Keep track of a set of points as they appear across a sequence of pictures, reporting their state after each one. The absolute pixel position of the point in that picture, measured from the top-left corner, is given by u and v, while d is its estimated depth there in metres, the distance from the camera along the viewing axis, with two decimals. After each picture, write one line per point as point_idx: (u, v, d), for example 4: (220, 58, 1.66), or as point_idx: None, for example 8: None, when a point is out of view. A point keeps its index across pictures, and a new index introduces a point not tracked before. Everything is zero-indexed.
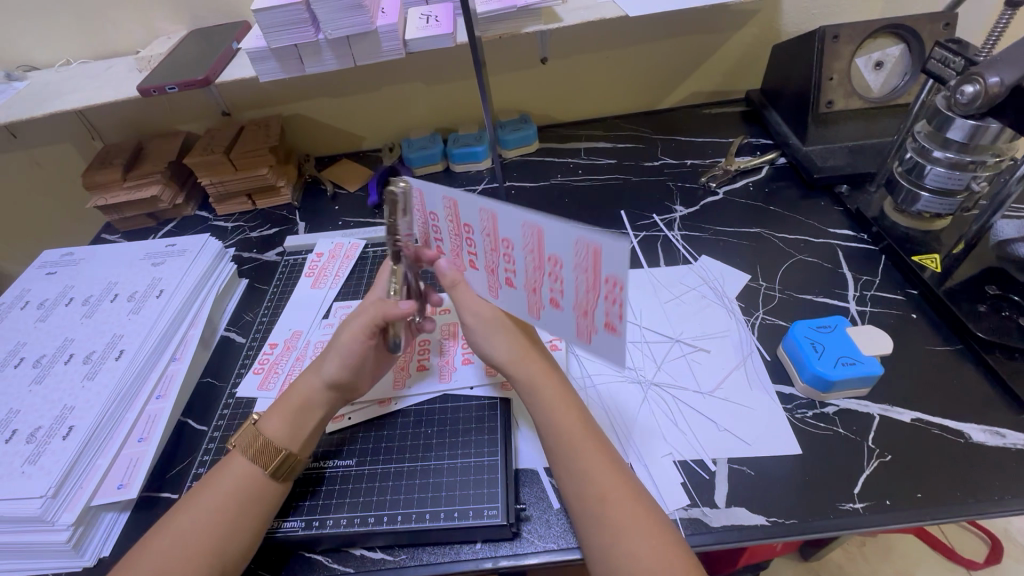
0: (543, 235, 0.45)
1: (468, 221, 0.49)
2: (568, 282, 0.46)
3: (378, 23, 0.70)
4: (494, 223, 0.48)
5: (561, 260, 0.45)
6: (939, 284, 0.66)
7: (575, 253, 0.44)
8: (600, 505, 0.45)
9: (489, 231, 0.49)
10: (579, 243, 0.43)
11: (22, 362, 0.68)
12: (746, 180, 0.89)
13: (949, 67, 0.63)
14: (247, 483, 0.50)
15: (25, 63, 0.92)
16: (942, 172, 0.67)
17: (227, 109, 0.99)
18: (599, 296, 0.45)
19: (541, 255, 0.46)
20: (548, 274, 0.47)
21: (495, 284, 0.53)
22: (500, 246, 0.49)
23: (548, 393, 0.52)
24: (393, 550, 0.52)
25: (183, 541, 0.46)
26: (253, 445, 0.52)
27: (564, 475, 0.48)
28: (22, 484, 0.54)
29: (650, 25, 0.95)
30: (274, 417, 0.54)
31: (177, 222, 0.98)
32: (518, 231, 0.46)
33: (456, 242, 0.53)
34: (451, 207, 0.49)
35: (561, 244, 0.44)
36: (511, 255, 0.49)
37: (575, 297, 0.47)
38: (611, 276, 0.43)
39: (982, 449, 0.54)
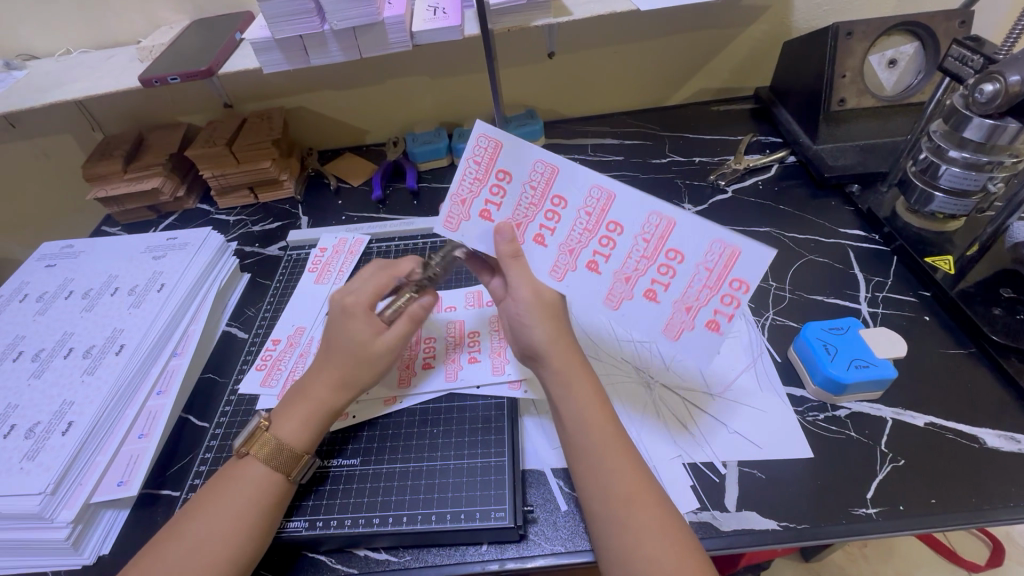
0: (669, 229, 0.51)
1: (562, 193, 0.53)
2: (679, 278, 0.52)
3: (385, 14, 0.69)
4: (605, 204, 0.53)
5: (627, 228, 0.52)
6: (953, 286, 0.65)
7: (647, 223, 0.52)
8: (624, 509, 0.44)
9: (593, 212, 0.53)
10: (652, 216, 0.52)
11: (21, 356, 0.67)
12: (755, 179, 0.88)
13: (967, 66, 0.62)
14: (256, 485, 0.49)
15: (24, 52, 0.90)
16: (959, 172, 0.66)
17: (229, 101, 0.98)
18: (654, 263, 0.52)
19: (608, 223, 0.53)
20: (657, 266, 0.52)
21: (567, 265, 0.54)
22: (602, 228, 0.53)
23: (580, 387, 0.51)
24: (398, 552, 0.51)
25: (194, 543, 0.45)
26: (267, 447, 0.50)
27: (583, 477, 0.47)
28: (20, 480, 0.53)
29: (659, 20, 0.93)
30: (286, 420, 0.52)
31: (178, 215, 0.97)
32: (635, 219, 0.52)
33: (531, 213, 0.54)
34: (545, 174, 0.53)
35: (633, 214, 0.52)
36: (612, 240, 0.53)
37: (625, 264, 0.53)
38: (739, 278, 0.50)
39: (996, 454, 0.53)
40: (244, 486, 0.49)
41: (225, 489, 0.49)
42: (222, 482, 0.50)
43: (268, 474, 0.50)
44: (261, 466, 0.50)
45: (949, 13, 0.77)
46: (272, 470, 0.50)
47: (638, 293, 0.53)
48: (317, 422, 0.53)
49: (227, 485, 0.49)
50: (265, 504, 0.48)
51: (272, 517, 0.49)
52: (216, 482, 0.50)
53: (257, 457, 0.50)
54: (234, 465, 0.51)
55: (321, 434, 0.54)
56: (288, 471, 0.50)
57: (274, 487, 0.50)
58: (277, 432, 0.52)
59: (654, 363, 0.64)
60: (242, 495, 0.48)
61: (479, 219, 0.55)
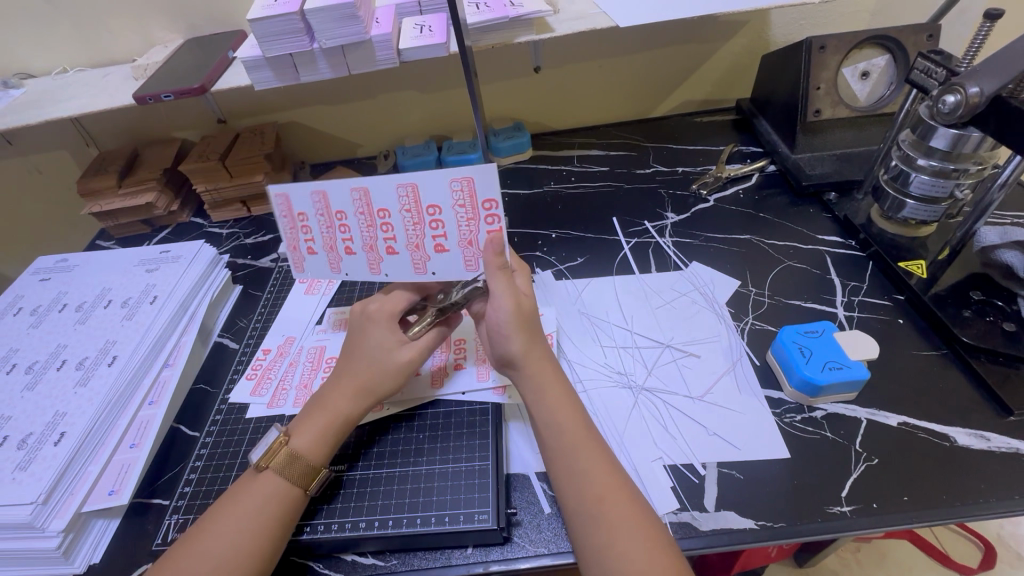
0: (417, 192, 0.54)
1: (339, 207, 0.55)
2: (448, 223, 0.54)
3: (373, 33, 0.71)
4: (367, 198, 0.55)
5: (439, 203, 0.54)
6: (926, 290, 0.67)
7: (455, 189, 0.53)
8: (598, 505, 0.46)
9: (411, 206, 0.54)
10: (456, 180, 0.53)
11: (14, 369, 0.68)
12: (736, 188, 0.91)
13: (932, 77, 0.64)
14: (279, 498, 0.49)
15: (21, 71, 0.92)
16: (927, 180, 0.68)
17: (222, 117, 1.00)
18: (480, 221, 0.54)
19: (421, 208, 0.54)
20: (428, 225, 0.55)
21: (421, 259, 0.57)
22: (377, 219, 0.55)
23: (550, 397, 0.53)
24: (384, 556, 0.52)
25: (218, 559, 0.45)
26: (289, 462, 0.51)
27: (559, 477, 0.49)
28: (12, 491, 0.54)
29: (641, 35, 0.96)
30: (306, 430, 0.53)
31: (172, 228, 0.99)
32: (444, 192, 0.53)
33: (332, 235, 0.57)
34: (320, 199, 0.55)
35: (438, 189, 0.53)
36: (439, 220, 0.54)
37: (458, 233, 0.55)
38: (487, 198, 0.53)
39: (967, 452, 0.54)
40: (264, 503, 0.49)
41: (240, 504, 0.49)
42: (242, 493, 0.50)
43: (290, 488, 0.50)
44: (284, 482, 0.50)
45: (917, 27, 0.80)
46: (294, 485, 0.50)
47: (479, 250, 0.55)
48: (334, 433, 0.54)
49: (245, 501, 0.49)
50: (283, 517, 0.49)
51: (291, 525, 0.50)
52: (235, 494, 0.50)
53: (281, 471, 0.50)
54: (253, 478, 0.51)
55: (338, 444, 0.55)
56: (308, 483, 0.51)
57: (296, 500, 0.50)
58: (298, 443, 0.52)
59: (637, 369, 0.66)
60: (264, 512, 0.48)
61: (348, 256, 0.58)
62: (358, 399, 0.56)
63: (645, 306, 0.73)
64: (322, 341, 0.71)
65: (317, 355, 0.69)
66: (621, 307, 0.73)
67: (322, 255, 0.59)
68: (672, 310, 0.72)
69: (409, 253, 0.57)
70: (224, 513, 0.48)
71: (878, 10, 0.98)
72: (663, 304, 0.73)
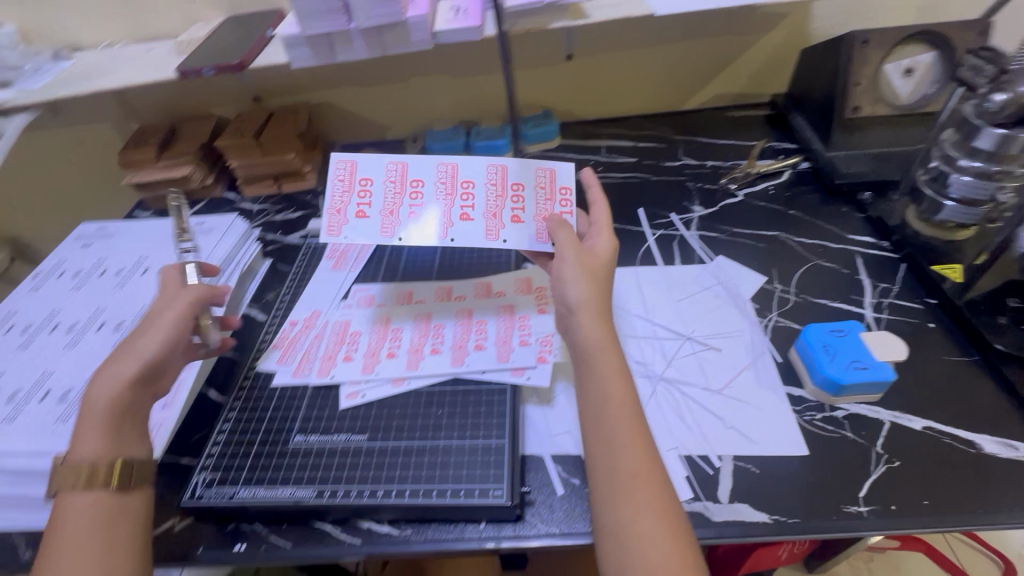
0: (505, 172, 0.66)
1: (417, 176, 0.65)
2: (527, 202, 0.64)
3: (408, 14, 0.72)
4: (451, 172, 0.65)
5: (523, 184, 0.65)
6: (960, 295, 0.66)
7: (536, 176, 0.66)
8: (631, 480, 0.46)
9: (496, 182, 0.65)
10: (539, 170, 0.66)
11: (57, 328, 0.71)
12: (766, 184, 0.89)
13: (980, 75, 0.63)
14: (100, 513, 0.47)
15: (69, 43, 0.95)
16: (969, 181, 0.67)
17: (258, 94, 1.02)
18: (555, 201, 0.65)
19: (506, 186, 0.65)
20: (511, 199, 0.65)
21: (497, 226, 0.63)
22: (457, 190, 0.64)
23: (608, 361, 0.53)
24: (399, 525, 0.54)
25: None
26: (80, 479, 0.47)
27: (596, 447, 0.49)
28: (53, 440, 0.57)
29: (676, 26, 0.95)
30: (82, 442, 0.48)
31: (205, 202, 1.01)
32: (528, 175, 0.66)
33: (397, 199, 0.64)
34: (398, 169, 0.64)
35: (523, 173, 0.65)
36: (519, 197, 0.65)
37: (535, 210, 0.64)
38: (564, 185, 0.66)
39: (993, 460, 0.53)
40: (89, 524, 0.46)
41: (64, 536, 0.45)
42: (60, 529, 0.46)
43: (98, 501, 0.47)
44: (87, 494, 0.47)
45: (967, 24, 0.78)
46: (98, 495, 0.47)
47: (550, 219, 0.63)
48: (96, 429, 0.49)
49: (66, 533, 0.45)
50: (119, 521, 0.47)
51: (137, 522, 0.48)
52: (53, 531, 0.46)
53: (74, 489, 0.47)
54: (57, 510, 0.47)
55: (128, 437, 0.51)
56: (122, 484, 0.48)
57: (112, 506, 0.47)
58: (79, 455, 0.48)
59: (656, 360, 0.66)
60: (95, 526, 0.46)
61: (409, 220, 0.63)
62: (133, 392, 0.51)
63: (668, 297, 0.73)
64: (347, 316, 0.72)
65: (343, 329, 0.70)
66: (643, 297, 0.73)
67: (374, 219, 0.63)
68: (695, 303, 0.72)
69: (485, 221, 0.63)
70: (57, 545, 0.45)
71: (926, 6, 0.94)
72: (686, 297, 0.73)
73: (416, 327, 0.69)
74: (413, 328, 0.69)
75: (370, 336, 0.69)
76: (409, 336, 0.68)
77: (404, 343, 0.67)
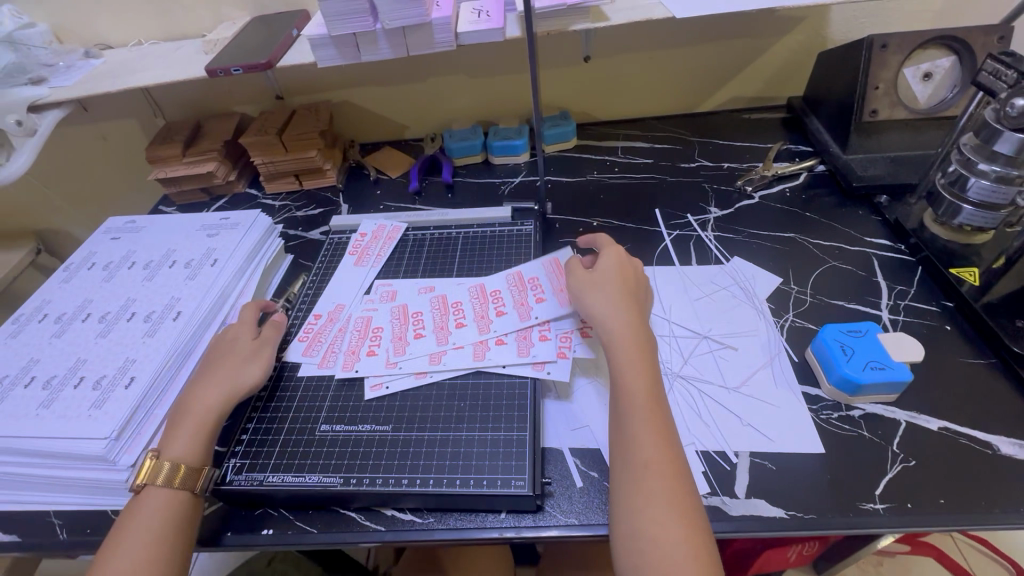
0: (520, 275, 0.75)
1: (456, 298, 0.73)
2: (545, 288, 0.72)
3: (433, 15, 0.73)
4: (480, 289, 0.74)
5: (537, 276, 0.74)
6: (977, 298, 0.66)
7: (546, 269, 0.75)
8: (644, 471, 0.48)
9: (517, 282, 0.74)
10: (546, 263, 0.76)
11: (89, 317, 0.73)
12: (783, 186, 0.90)
13: (1001, 79, 0.63)
14: (167, 516, 0.51)
15: (100, 42, 0.98)
16: (988, 185, 0.67)
17: (280, 93, 1.04)
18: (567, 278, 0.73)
19: (524, 282, 0.74)
20: (531, 291, 0.72)
21: (526, 310, 0.69)
22: (489, 298, 0.72)
23: (624, 355, 0.56)
24: (422, 513, 0.55)
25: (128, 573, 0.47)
26: (167, 474, 0.53)
27: (616, 440, 0.52)
28: (89, 425, 0.59)
29: (694, 28, 0.96)
30: (175, 440, 0.56)
31: (228, 198, 1.04)
32: (539, 268, 0.75)
33: (444, 318, 0.70)
34: (439, 300, 0.73)
35: (534, 269, 0.75)
36: (537, 286, 0.73)
37: (551, 288, 0.72)
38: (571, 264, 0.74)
39: (1010, 461, 0.54)
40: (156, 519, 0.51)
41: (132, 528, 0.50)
42: (133, 519, 0.51)
43: (171, 503, 0.52)
44: (167, 490, 0.52)
45: (988, 28, 0.78)
46: (179, 489, 0.53)
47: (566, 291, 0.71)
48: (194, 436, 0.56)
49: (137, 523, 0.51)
50: (177, 525, 0.51)
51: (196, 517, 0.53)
52: (128, 518, 0.51)
53: (156, 483, 0.53)
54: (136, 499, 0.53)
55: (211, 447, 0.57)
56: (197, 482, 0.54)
57: (181, 505, 0.53)
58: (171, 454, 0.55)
59: (674, 358, 0.66)
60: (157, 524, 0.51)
61: (459, 329, 0.68)
62: (227, 403, 0.59)
63: (686, 297, 0.74)
64: (370, 312, 0.73)
65: (364, 323, 0.72)
66: (661, 297, 0.74)
67: (430, 336, 0.68)
68: (712, 302, 0.73)
69: (517, 311, 0.70)
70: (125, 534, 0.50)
71: (946, 9, 0.94)
72: (703, 296, 0.74)
73: (435, 308, 0.72)
74: (433, 309, 0.72)
75: (392, 326, 0.70)
76: (430, 317, 0.71)
77: (427, 323, 0.70)
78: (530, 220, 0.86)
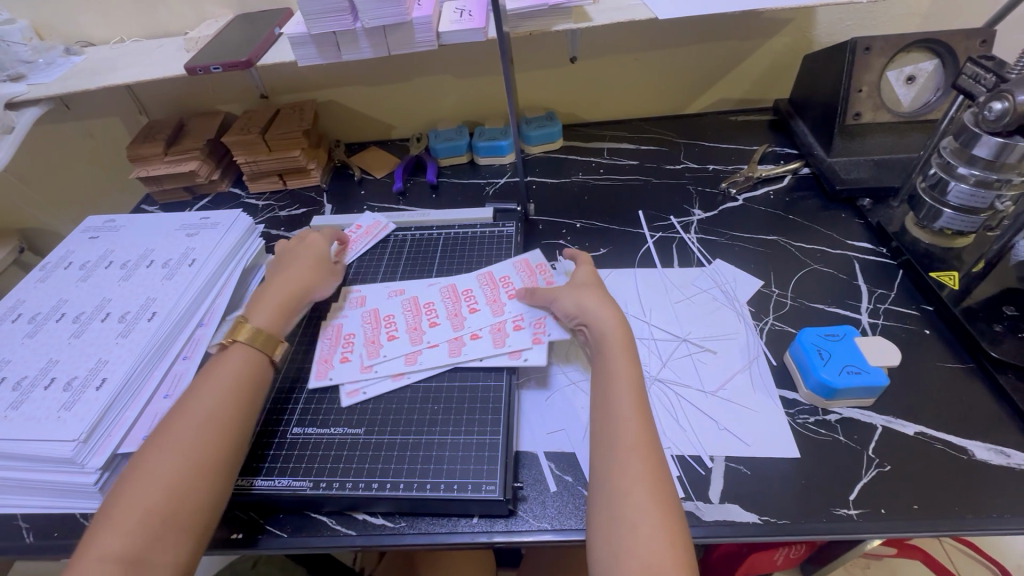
0: (491, 275, 0.75)
1: (428, 299, 0.72)
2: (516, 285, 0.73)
3: (413, 15, 0.73)
4: (452, 289, 0.73)
5: (507, 275, 0.74)
6: (957, 302, 0.66)
7: (516, 267, 0.75)
8: (627, 452, 0.49)
9: (489, 280, 0.74)
10: (517, 261, 0.76)
11: (63, 317, 0.72)
12: (767, 188, 0.89)
13: (980, 83, 0.63)
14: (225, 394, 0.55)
15: (81, 39, 0.97)
16: (967, 189, 0.67)
17: (265, 92, 1.04)
18: (537, 275, 0.73)
19: (495, 280, 0.74)
20: (502, 287, 0.73)
21: (498, 306, 0.70)
22: (462, 296, 0.72)
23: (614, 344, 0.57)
24: (393, 517, 0.55)
25: (194, 446, 0.51)
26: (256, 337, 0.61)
27: (600, 428, 0.52)
28: (57, 427, 0.58)
29: (680, 30, 0.95)
30: (260, 312, 0.64)
31: (212, 197, 1.03)
32: (508, 266, 0.76)
33: (416, 320, 0.70)
34: (411, 302, 0.72)
35: (504, 267, 0.76)
36: (508, 283, 0.73)
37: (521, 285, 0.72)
38: (539, 263, 0.75)
39: (985, 466, 0.53)
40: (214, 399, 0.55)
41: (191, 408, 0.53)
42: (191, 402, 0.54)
43: (242, 374, 0.58)
44: (250, 348, 0.60)
45: (971, 32, 0.78)
46: (261, 352, 0.60)
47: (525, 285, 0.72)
48: (280, 310, 0.65)
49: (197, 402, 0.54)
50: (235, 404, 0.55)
51: (248, 422, 0.56)
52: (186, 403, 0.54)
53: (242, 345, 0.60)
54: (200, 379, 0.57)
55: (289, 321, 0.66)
56: (273, 350, 0.61)
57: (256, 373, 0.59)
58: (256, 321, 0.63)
59: (651, 361, 0.66)
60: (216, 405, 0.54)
61: (433, 328, 0.68)
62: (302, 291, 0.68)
63: (666, 300, 0.74)
64: (340, 318, 0.71)
65: (336, 331, 0.69)
66: (640, 300, 0.74)
67: (403, 338, 0.67)
68: (692, 305, 0.72)
69: (490, 308, 0.69)
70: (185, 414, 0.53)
71: (931, 13, 0.94)
72: (683, 299, 0.73)
73: (406, 310, 0.71)
74: (404, 311, 0.71)
75: (364, 331, 0.69)
76: (402, 319, 0.70)
77: (400, 325, 0.69)
78: (512, 221, 0.86)
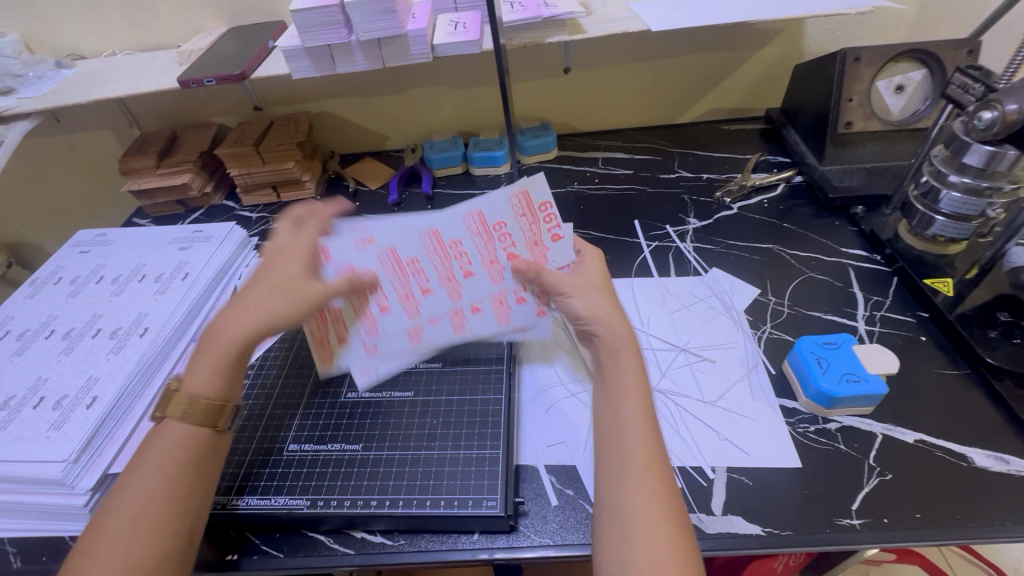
0: (481, 216, 0.60)
1: (410, 255, 0.60)
2: (516, 234, 0.61)
3: (408, 28, 0.73)
4: (436, 237, 0.60)
5: (502, 219, 0.60)
6: (951, 310, 0.66)
7: (513, 203, 0.60)
8: (644, 470, 0.47)
9: (478, 227, 0.60)
10: (512, 195, 0.60)
11: (53, 334, 0.71)
12: (761, 197, 0.90)
13: (969, 93, 0.64)
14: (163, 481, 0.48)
15: (71, 52, 0.96)
16: (958, 197, 0.68)
17: (258, 104, 1.03)
18: (540, 220, 0.61)
19: (488, 228, 0.60)
20: (498, 239, 0.61)
21: (496, 273, 0.61)
22: (450, 250, 0.60)
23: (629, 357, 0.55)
24: (393, 535, 0.54)
25: (134, 540, 0.45)
26: (190, 410, 0.51)
27: (609, 444, 0.50)
28: (46, 448, 0.57)
29: (672, 41, 0.96)
30: (195, 373, 0.53)
31: (205, 210, 1.02)
32: (501, 201, 0.60)
33: (405, 282, 0.61)
34: (390, 254, 0.60)
35: (499, 209, 0.60)
36: (506, 233, 0.60)
37: (524, 233, 0.61)
38: (542, 201, 0.60)
39: (985, 473, 0.53)
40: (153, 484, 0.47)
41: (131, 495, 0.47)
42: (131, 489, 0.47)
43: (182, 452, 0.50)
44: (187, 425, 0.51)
45: (957, 42, 0.79)
46: (200, 426, 0.51)
47: (524, 236, 0.61)
48: (228, 369, 0.54)
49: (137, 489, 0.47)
50: (180, 489, 0.48)
51: (201, 500, 0.49)
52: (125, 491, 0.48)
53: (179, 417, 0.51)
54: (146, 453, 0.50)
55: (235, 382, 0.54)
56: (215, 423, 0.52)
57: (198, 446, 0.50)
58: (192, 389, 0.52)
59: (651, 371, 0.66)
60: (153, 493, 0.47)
61: (427, 296, 0.61)
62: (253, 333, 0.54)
63: (663, 309, 0.74)
64: None
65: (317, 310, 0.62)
66: (638, 309, 0.74)
67: (397, 308, 0.60)
68: (690, 314, 0.72)
69: (487, 271, 0.61)
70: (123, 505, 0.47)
71: (916, 24, 0.97)
72: (681, 308, 0.73)
73: (386, 266, 0.60)
74: (385, 269, 0.60)
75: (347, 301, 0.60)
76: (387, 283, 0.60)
77: (387, 290, 0.60)
78: None
